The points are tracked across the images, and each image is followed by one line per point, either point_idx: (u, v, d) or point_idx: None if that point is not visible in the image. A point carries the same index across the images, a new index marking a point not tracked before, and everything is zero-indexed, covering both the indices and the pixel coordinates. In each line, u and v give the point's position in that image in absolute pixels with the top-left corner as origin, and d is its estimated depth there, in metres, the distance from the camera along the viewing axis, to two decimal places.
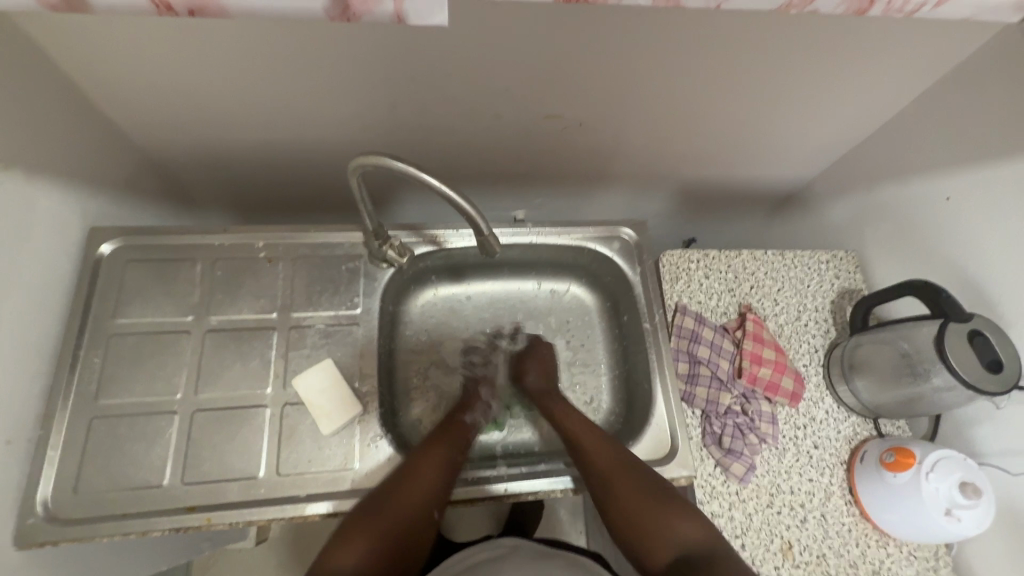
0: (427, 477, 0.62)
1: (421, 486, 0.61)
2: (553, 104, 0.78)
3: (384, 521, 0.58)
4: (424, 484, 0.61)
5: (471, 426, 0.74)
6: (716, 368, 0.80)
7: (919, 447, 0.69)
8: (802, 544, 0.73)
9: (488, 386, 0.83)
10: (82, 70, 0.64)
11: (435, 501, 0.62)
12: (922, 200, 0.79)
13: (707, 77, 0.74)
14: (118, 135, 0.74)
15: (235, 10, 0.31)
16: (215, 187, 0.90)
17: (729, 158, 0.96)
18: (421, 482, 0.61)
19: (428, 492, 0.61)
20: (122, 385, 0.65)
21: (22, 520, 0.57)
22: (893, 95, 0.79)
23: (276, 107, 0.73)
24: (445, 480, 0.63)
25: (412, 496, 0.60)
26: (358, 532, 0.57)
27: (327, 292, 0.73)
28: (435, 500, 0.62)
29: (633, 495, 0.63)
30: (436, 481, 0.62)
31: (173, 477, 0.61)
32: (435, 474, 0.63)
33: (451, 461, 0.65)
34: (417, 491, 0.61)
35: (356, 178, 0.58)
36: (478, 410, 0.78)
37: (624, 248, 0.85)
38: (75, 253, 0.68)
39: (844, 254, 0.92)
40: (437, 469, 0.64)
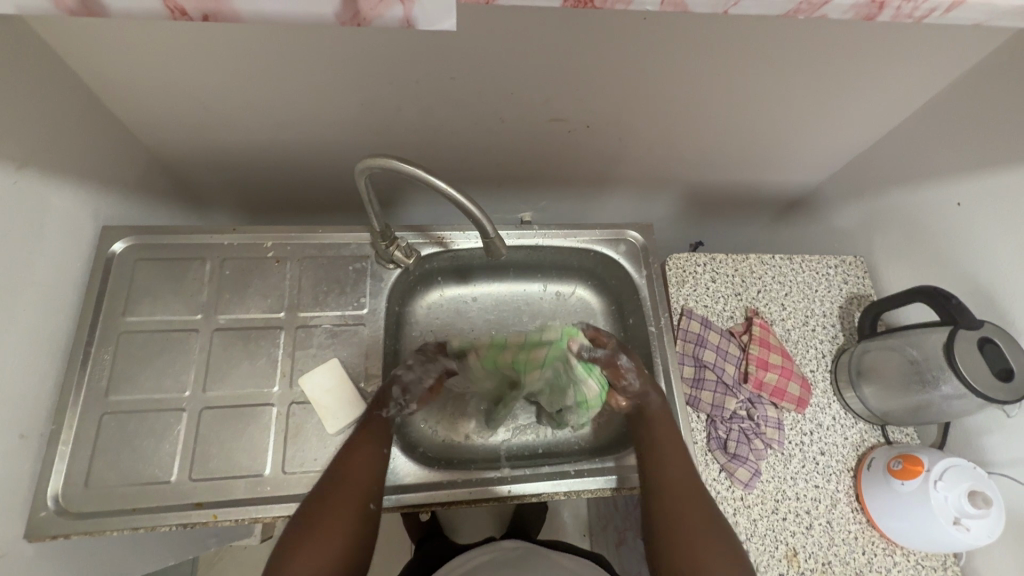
0: (358, 472, 0.60)
1: (352, 483, 0.59)
2: (561, 107, 0.78)
3: (329, 528, 0.56)
4: (358, 483, 0.59)
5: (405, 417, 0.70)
6: (721, 372, 0.79)
7: (928, 455, 0.68)
8: (807, 551, 0.72)
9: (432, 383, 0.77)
10: (95, 70, 0.65)
11: (371, 495, 0.59)
12: (932, 205, 0.78)
13: (715, 81, 0.74)
14: (130, 135, 0.75)
15: (247, 15, 0.32)
16: (225, 187, 0.91)
17: (737, 162, 0.96)
18: (352, 480, 0.59)
19: (364, 488, 0.59)
20: (131, 382, 0.65)
21: (33, 513, 0.58)
22: (902, 101, 0.79)
23: (286, 109, 0.74)
24: (378, 473, 0.61)
25: (344, 501, 0.57)
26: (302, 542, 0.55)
27: (334, 293, 0.74)
28: (370, 492, 0.59)
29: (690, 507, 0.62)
30: (367, 474, 0.60)
31: (180, 473, 0.62)
32: (369, 472, 0.60)
33: (383, 452, 0.63)
34: (351, 490, 0.58)
35: (363, 180, 0.59)
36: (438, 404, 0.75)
37: (630, 250, 0.85)
38: (87, 251, 0.69)
39: (852, 259, 0.92)
40: (368, 463, 0.61)
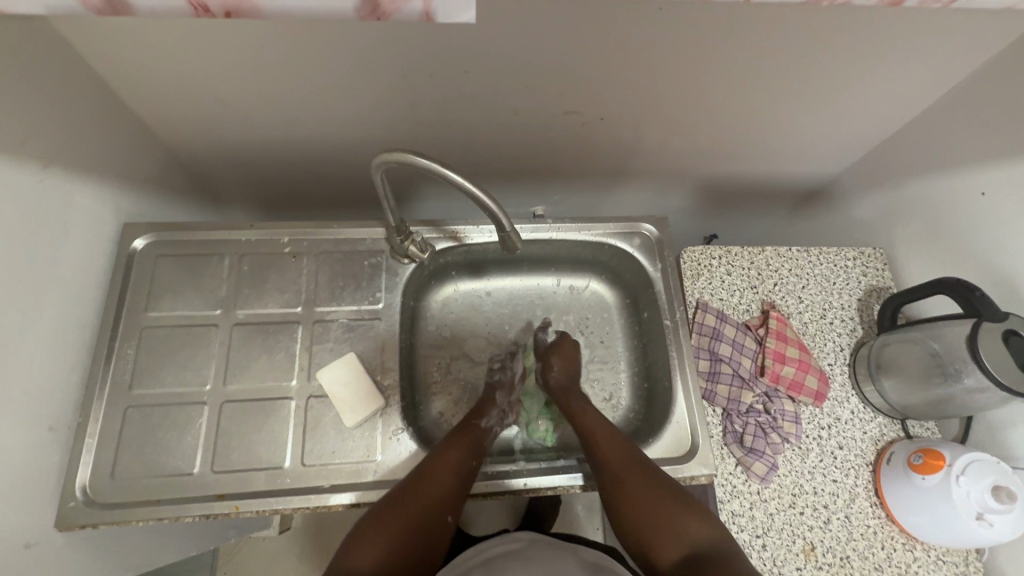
0: (446, 479, 0.63)
1: (440, 489, 0.62)
2: (574, 99, 0.78)
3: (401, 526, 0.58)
4: (442, 487, 0.62)
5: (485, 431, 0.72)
6: (737, 366, 0.79)
7: (950, 449, 0.67)
8: (825, 545, 0.72)
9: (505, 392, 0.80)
10: (113, 70, 0.66)
11: (450, 504, 0.62)
12: (956, 195, 0.77)
13: (730, 71, 0.73)
14: (149, 133, 0.76)
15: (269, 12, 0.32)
16: (241, 183, 0.92)
17: (752, 153, 0.94)
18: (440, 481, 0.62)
19: (445, 497, 0.61)
20: (154, 376, 0.67)
21: (63, 503, 0.59)
22: (925, 87, 0.77)
23: (303, 106, 0.75)
24: (460, 485, 0.63)
25: (426, 505, 0.60)
26: (375, 533, 0.57)
27: (349, 288, 0.74)
28: (453, 504, 0.62)
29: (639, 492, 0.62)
30: (454, 478, 0.63)
31: (203, 465, 0.63)
32: (448, 477, 0.63)
33: (470, 465, 0.66)
34: (434, 493, 0.61)
35: (379, 174, 0.59)
36: (493, 415, 0.75)
37: (644, 243, 0.84)
38: (109, 248, 0.70)
39: (872, 251, 0.90)
40: (452, 472, 0.64)
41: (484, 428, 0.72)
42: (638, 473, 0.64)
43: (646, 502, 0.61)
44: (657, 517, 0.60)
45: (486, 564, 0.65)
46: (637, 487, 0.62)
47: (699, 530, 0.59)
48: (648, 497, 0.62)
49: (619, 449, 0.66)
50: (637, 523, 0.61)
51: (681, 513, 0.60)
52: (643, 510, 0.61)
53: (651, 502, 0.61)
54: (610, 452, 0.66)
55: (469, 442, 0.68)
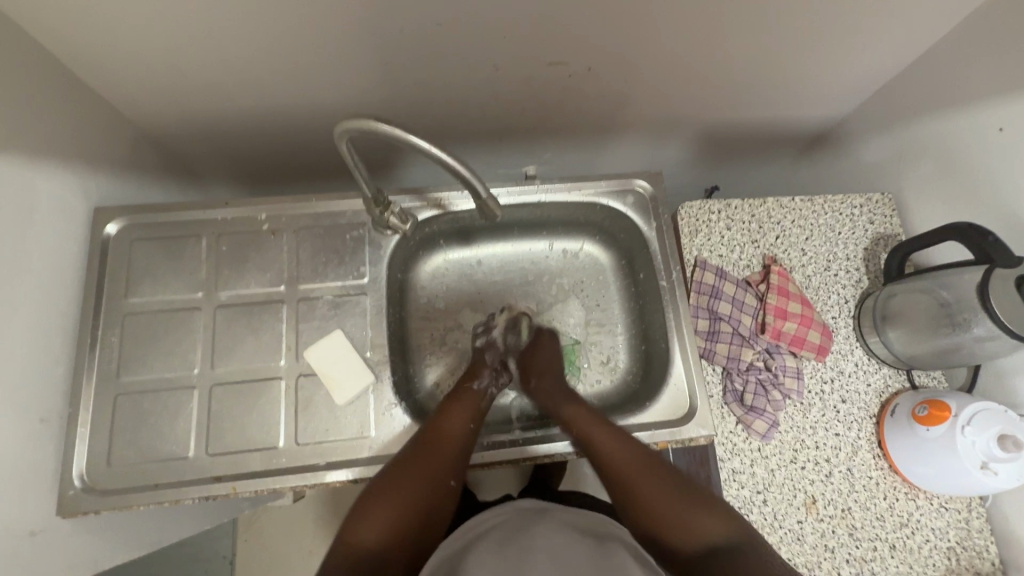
0: (446, 444, 0.63)
1: (441, 456, 0.62)
2: (558, 48, 0.72)
3: (406, 496, 0.58)
4: (445, 459, 0.62)
5: (482, 394, 0.71)
6: (737, 324, 0.77)
7: (955, 399, 0.65)
8: (827, 498, 0.72)
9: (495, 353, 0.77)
10: (61, 44, 0.61)
11: (455, 471, 0.62)
12: (972, 133, 0.71)
13: (726, 8, 0.67)
14: (111, 111, 0.72)
15: None
16: (217, 158, 0.88)
17: (753, 97, 0.88)
18: (443, 449, 0.62)
19: (447, 464, 0.61)
20: (140, 363, 0.66)
21: (63, 492, 0.60)
22: (942, 16, 0.70)
23: (267, 72, 0.70)
24: (463, 454, 0.63)
25: (428, 474, 0.60)
26: (382, 506, 0.57)
27: (333, 263, 0.72)
28: (455, 468, 0.62)
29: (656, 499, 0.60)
30: (458, 448, 0.63)
31: (198, 448, 0.63)
32: (451, 448, 0.63)
33: (469, 430, 0.66)
34: (434, 462, 0.61)
35: (345, 144, 0.55)
36: (484, 376, 0.73)
37: (638, 202, 0.80)
38: (82, 234, 0.68)
39: (880, 197, 0.86)
40: (456, 442, 0.64)
41: (478, 389, 0.71)
42: (647, 475, 0.62)
43: (659, 501, 0.60)
44: (664, 513, 0.59)
45: (483, 533, 0.65)
46: (651, 488, 0.61)
47: (715, 522, 0.58)
48: (660, 499, 0.60)
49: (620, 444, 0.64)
50: (652, 522, 0.60)
51: (692, 508, 0.59)
52: (655, 511, 0.60)
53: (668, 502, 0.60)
54: (614, 455, 0.63)
55: (469, 406, 0.68)
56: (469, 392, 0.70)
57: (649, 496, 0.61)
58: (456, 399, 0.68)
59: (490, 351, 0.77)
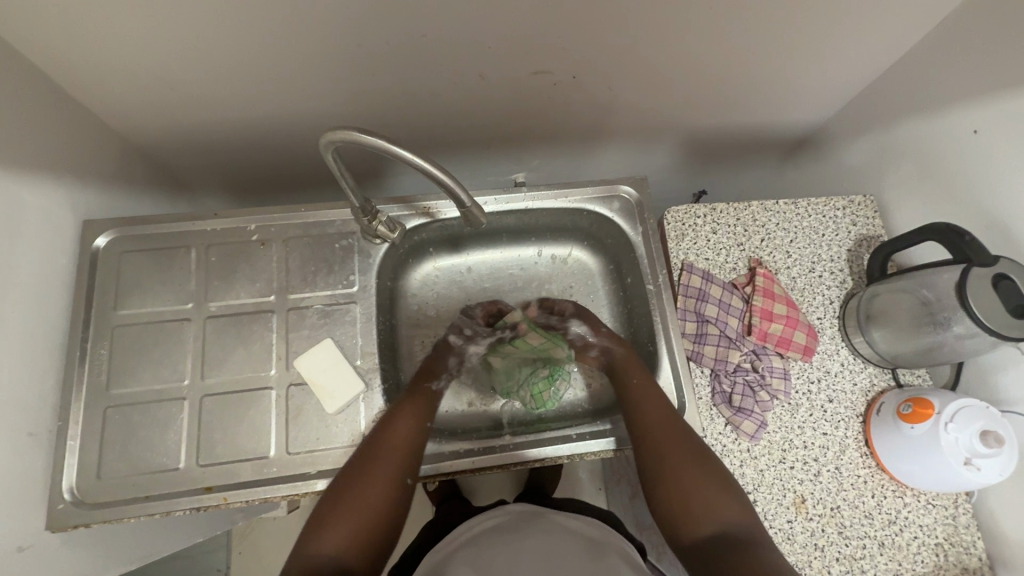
0: (395, 449, 0.62)
1: (393, 458, 0.61)
2: (542, 58, 0.73)
3: (362, 503, 0.57)
4: (396, 461, 0.61)
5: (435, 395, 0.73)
6: (724, 326, 0.77)
7: (939, 397, 0.66)
8: (815, 497, 0.72)
9: (458, 357, 0.82)
10: (49, 59, 0.62)
11: (408, 470, 0.61)
12: (948, 136, 0.73)
13: (706, 16, 0.68)
14: (100, 124, 0.73)
15: None
16: (207, 170, 0.89)
17: (736, 103, 0.90)
18: (394, 452, 0.62)
19: (398, 467, 0.61)
20: (130, 375, 0.66)
21: (52, 506, 0.59)
22: (915, 22, 0.72)
23: (256, 84, 0.71)
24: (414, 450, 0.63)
25: (381, 479, 0.59)
26: (339, 514, 0.56)
27: (322, 272, 0.72)
28: (406, 468, 0.61)
29: (684, 473, 0.62)
30: (409, 446, 0.63)
31: (188, 459, 0.63)
32: (403, 446, 0.63)
33: (418, 433, 0.65)
34: (386, 467, 0.60)
35: (332, 154, 0.56)
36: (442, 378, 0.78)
37: (624, 207, 0.82)
38: (71, 247, 0.68)
39: (862, 199, 0.87)
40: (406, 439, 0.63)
41: (432, 391, 0.73)
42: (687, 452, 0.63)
43: (692, 477, 0.61)
44: (691, 490, 0.60)
45: (475, 540, 0.66)
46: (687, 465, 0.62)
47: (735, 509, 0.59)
48: (692, 477, 0.61)
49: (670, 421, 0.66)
50: (674, 494, 0.61)
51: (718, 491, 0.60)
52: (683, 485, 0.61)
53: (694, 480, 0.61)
54: (659, 424, 0.65)
55: (420, 407, 0.68)
56: (423, 392, 0.71)
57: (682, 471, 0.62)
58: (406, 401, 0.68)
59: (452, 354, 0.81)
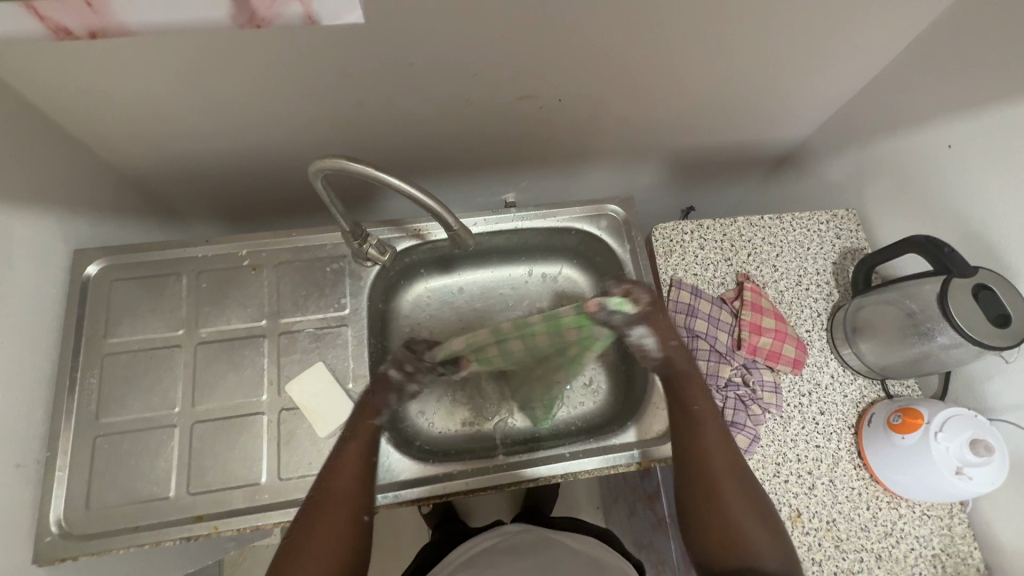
0: (348, 484, 0.59)
1: (347, 491, 0.59)
2: (527, 83, 0.75)
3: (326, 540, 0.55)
4: (349, 498, 0.58)
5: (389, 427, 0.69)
6: (714, 341, 0.78)
7: (927, 407, 0.67)
8: (811, 510, 0.72)
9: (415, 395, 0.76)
10: (44, 94, 0.63)
11: (365, 504, 0.59)
12: (922, 151, 0.76)
13: (684, 41, 0.71)
14: (94, 154, 0.74)
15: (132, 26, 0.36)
16: (199, 196, 0.90)
17: (719, 122, 0.92)
18: (346, 488, 0.59)
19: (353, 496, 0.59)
20: (120, 403, 0.66)
21: (39, 539, 0.59)
22: (885, 43, 0.75)
23: (249, 114, 0.73)
24: (364, 479, 0.60)
25: (337, 514, 0.57)
26: (303, 555, 0.54)
27: (314, 296, 0.73)
28: (361, 502, 0.59)
29: (731, 506, 0.60)
30: (360, 481, 0.60)
31: (178, 488, 0.62)
32: (351, 487, 0.59)
33: (369, 461, 0.62)
34: (344, 498, 0.58)
35: (320, 181, 0.57)
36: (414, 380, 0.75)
37: (611, 225, 0.83)
38: (62, 276, 0.68)
39: (844, 212, 0.89)
40: (353, 471, 0.61)
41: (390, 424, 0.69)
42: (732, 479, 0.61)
43: (733, 510, 0.59)
44: (731, 520, 0.59)
45: (472, 562, 0.65)
46: (733, 493, 0.61)
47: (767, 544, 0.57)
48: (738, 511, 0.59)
49: (727, 449, 0.64)
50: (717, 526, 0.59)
51: (756, 526, 0.58)
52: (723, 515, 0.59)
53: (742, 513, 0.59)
54: (715, 449, 0.64)
55: (368, 440, 0.64)
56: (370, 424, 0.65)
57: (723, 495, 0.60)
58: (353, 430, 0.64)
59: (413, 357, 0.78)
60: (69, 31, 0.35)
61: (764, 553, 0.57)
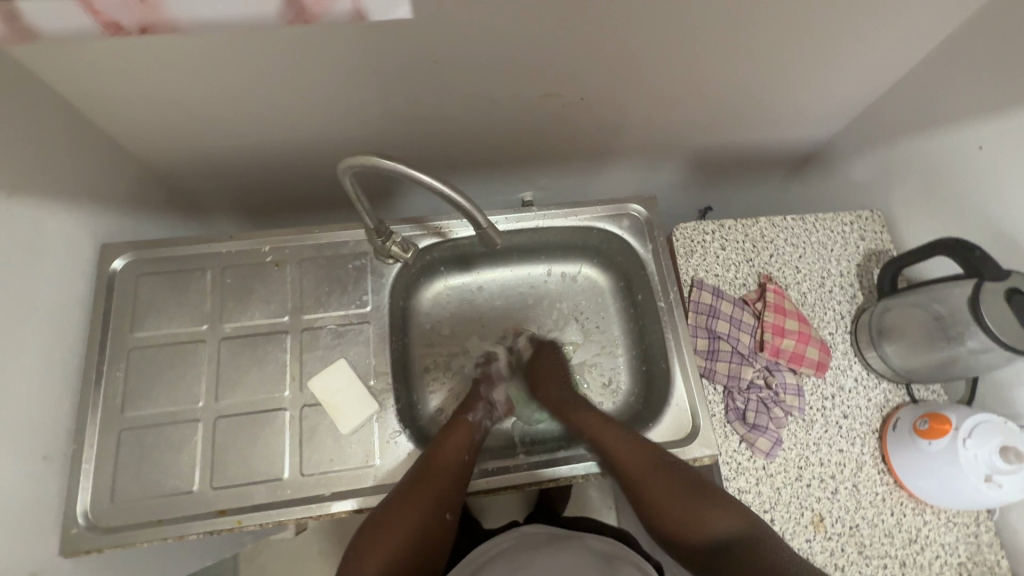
0: (440, 476, 0.63)
1: (436, 491, 0.62)
2: (551, 81, 0.75)
3: (403, 530, 0.59)
4: (435, 491, 0.61)
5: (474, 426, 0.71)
6: (736, 342, 0.77)
7: (956, 412, 0.66)
8: (833, 515, 0.71)
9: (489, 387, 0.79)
10: (74, 90, 0.64)
11: (447, 504, 0.62)
12: (953, 152, 0.74)
13: (712, 39, 0.70)
14: (120, 150, 0.75)
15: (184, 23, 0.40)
16: (220, 192, 0.90)
17: (743, 121, 0.91)
18: (437, 482, 0.62)
19: (440, 497, 0.61)
20: (145, 397, 0.66)
21: (65, 531, 0.59)
22: (916, 41, 0.74)
23: (274, 112, 0.73)
24: (455, 484, 0.63)
25: (425, 503, 0.60)
26: (384, 530, 0.59)
27: (336, 293, 0.73)
28: (446, 502, 0.62)
29: (664, 495, 0.63)
30: (451, 478, 0.63)
31: (203, 482, 0.63)
32: (442, 480, 0.63)
33: (463, 461, 0.65)
34: (432, 490, 0.61)
35: (349, 179, 0.57)
36: (479, 409, 0.74)
37: (633, 225, 0.82)
38: (89, 270, 0.69)
39: (869, 214, 0.88)
40: (446, 471, 0.63)
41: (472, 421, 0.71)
42: (654, 474, 0.64)
43: (670, 500, 0.62)
44: (683, 511, 0.62)
45: (491, 562, 0.65)
46: (655, 485, 0.63)
47: (724, 520, 0.60)
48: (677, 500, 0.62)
49: (628, 446, 0.66)
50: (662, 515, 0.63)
51: (701, 509, 0.61)
52: (673, 510, 0.62)
53: (676, 499, 0.62)
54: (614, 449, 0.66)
55: (462, 436, 0.68)
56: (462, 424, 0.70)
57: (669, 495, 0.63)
58: (448, 430, 0.68)
59: (486, 383, 0.79)
60: (120, 26, 0.39)
61: (716, 529, 0.60)
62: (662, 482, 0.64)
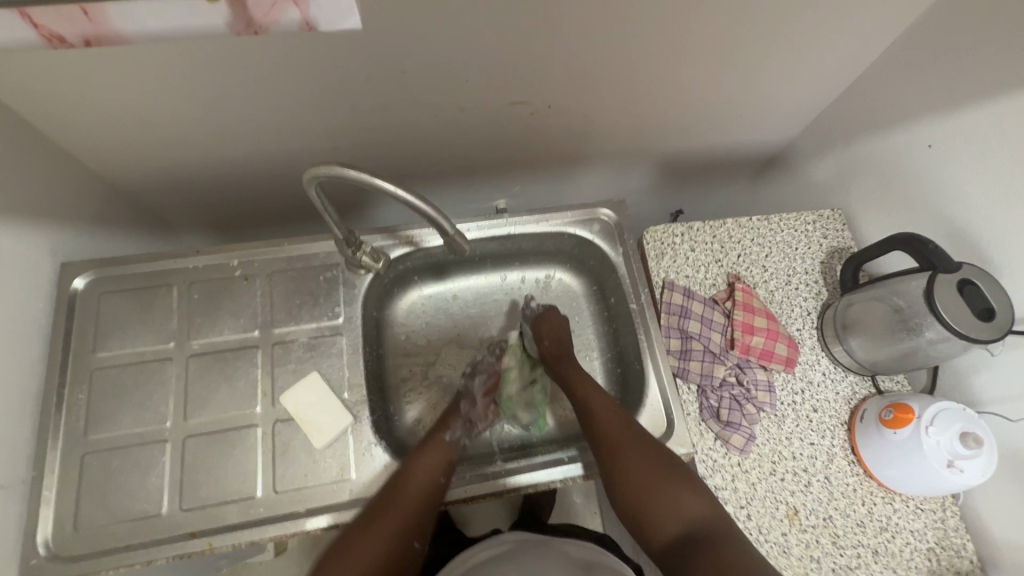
0: (423, 472, 0.63)
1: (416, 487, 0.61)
2: (518, 90, 0.76)
3: (382, 531, 0.58)
4: (421, 486, 0.62)
5: (455, 442, 0.69)
6: (707, 341, 0.79)
7: (918, 401, 0.68)
8: (808, 508, 0.73)
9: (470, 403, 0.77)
10: (29, 107, 0.62)
11: (429, 502, 0.61)
12: (904, 150, 0.78)
13: (672, 47, 0.72)
14: (80, 166, 0.73)
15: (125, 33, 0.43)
16: (187, 207, 0.89)
17: (707, 125, 0.94)
18: (421, 478, 0.62)
19: (422, 496, 0.61)
20: (109, 419, 0.64)
21: (25, 561, 0.57)
22: (864, 46, 0.77)
23: (240, 125, 0.72)
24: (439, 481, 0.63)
25: (408, 498, 0.60)
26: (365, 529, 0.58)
27: (307, 306, 0.72)
28: (431, 501, 0.61)
29: (638, 467, 0.63)
30: (435, 479, 0.63)
31: (171, 504, 0.61)
32: (427, 475, 0.63)
33: (447, 462, 0.66)
34: (416, 487, 0.61)
35: (314, 189, 0.57)
36: (456, 427, 0.71)
37: (604, 229, 0.84)
38: (48, 289, 0.67)
39: (831, 212, 0.91)
40: (431, 470, 0.64)
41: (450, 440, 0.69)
42: (633, 446, 0.64)
43: (644, 476, 0.62)
44: (653, 488, 0.61)
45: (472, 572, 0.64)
46: (629, 457, 0.63)
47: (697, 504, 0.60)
48: (652, 477, 0.62)
49: (614, 418, 0.67)
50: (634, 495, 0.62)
51: (675, 489, 0.61)
52: (647, 494, 0.61)
53: (649, 474, 0.62)
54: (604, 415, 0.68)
55: (445, 438, 0.68)
56: (443, 436, 0.69)
57: (649, 489, 0.61)
58: (431, 434, 0.68)
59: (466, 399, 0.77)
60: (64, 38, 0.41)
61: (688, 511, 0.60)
62: (636, 456, 0.63)
